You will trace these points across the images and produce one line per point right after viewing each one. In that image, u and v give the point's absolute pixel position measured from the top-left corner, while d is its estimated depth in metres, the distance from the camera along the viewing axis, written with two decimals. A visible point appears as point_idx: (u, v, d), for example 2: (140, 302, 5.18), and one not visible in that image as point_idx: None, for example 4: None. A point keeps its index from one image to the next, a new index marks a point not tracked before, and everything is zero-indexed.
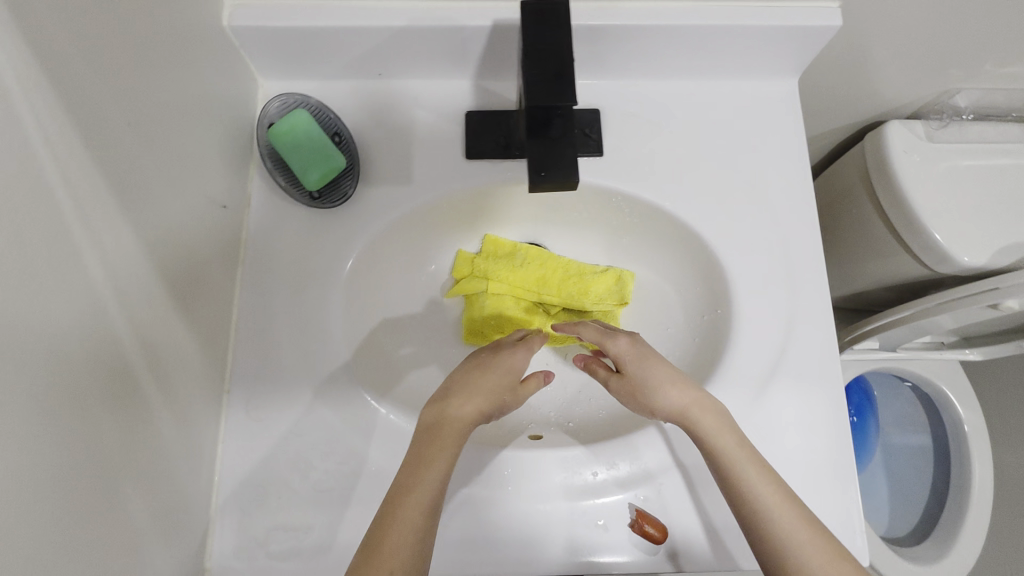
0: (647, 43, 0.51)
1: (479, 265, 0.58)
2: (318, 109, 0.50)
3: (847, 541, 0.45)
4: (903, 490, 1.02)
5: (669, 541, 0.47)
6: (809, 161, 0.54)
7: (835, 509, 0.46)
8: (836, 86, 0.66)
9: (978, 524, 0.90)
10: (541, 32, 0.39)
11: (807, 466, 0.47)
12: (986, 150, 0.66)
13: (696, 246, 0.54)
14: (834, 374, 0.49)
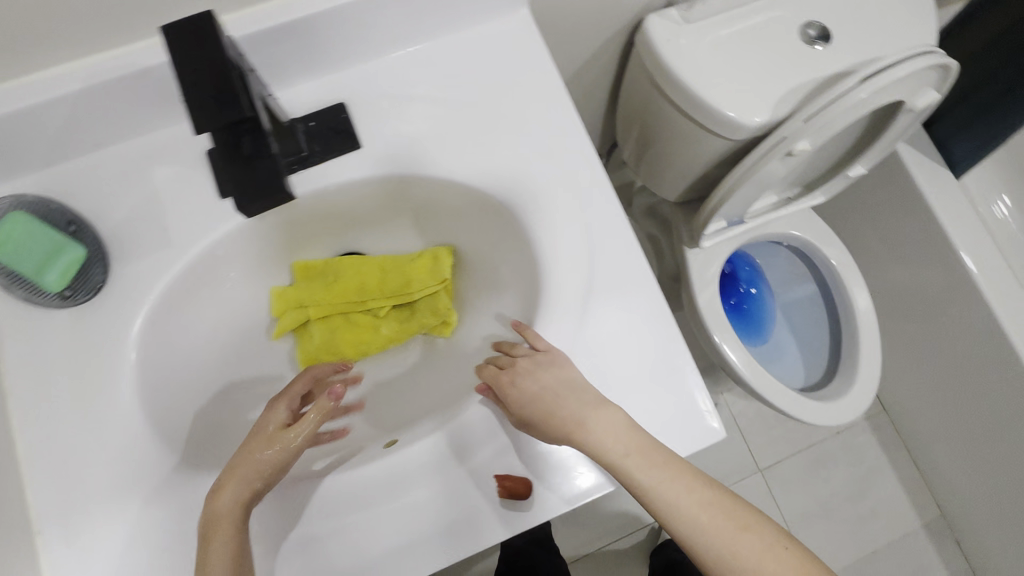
0: (353, 21, 0.49)
1: (292, 295, 0.56)
2: (36, 203, 0.45)
3: (699, 419, 0.48)
4: (808, 340, 1.08)
5: (540, 489, 0.46)
6: (561, 80, 0.55)
7: (680, 397, 0.48)
8: (586, 2, 0.67)
9: (870, 344, 0.97)
10: (187, 47, 0.35)
11: (645, 367, 0.48)
12: (737, 15, 0.69)
13: (487, 202, 0.54)
14: (645, 272, 0.51)
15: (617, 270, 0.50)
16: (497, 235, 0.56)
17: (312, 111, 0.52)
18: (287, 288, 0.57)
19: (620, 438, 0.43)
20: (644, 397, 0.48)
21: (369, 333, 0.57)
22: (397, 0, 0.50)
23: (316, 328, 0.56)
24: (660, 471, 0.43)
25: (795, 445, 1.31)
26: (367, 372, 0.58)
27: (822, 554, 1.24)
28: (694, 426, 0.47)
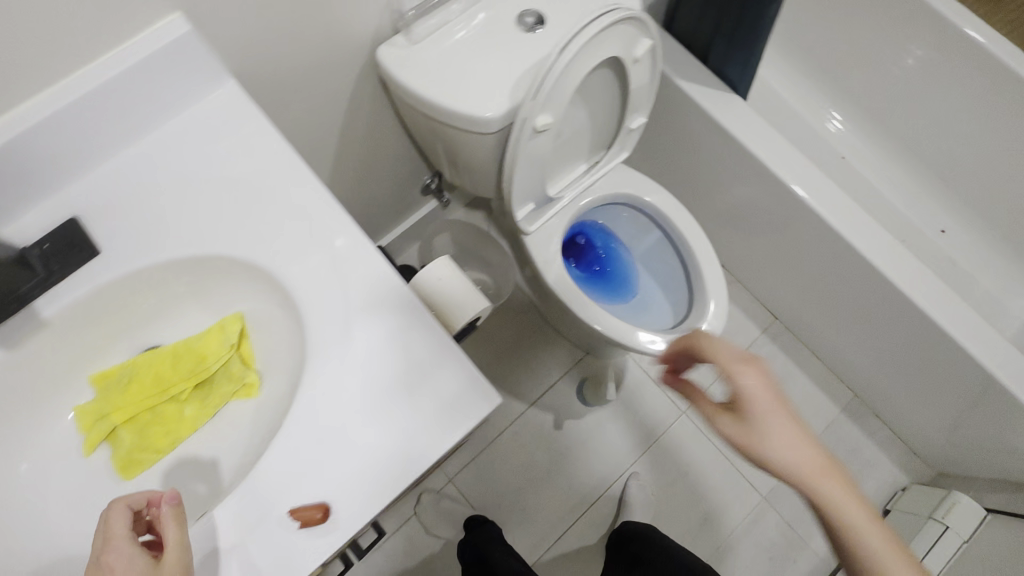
0: (51, 142, 0.54)
1: (93, 408, 0.57)
2: None
3: (476, 397, 0.51)
4: (667, 281, 1.16)
5: (335, 513, 0.48)
6: (281, 134, 0.60)
7: (454, 384, 0.51)
8: (316, 55, 0.72)
9: (711, 270, 1.06)
10: None
11: (415, 367, 0.52)
12: (457, 23, 0.75)
13: (242, 264, 0.57)
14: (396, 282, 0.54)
15: (368, 289, 0.54)
16: (265, 289, 0.59)
17: (49, 232, 0.55)
18: (86, 403, 0.58)
19: (796, 452, 0.55)
20: (420, 395, 0.51)
21: (180, 420, 0.58)
22: (88, 112, 0.55)
23: (128, 433, 0.57)
24: (837, 487, 0.55)
25: (708, 377, 1.39)
26: (187, 456, 0.58)
27: (760, 467, 1.32)
28: (472, 406, 0.50)
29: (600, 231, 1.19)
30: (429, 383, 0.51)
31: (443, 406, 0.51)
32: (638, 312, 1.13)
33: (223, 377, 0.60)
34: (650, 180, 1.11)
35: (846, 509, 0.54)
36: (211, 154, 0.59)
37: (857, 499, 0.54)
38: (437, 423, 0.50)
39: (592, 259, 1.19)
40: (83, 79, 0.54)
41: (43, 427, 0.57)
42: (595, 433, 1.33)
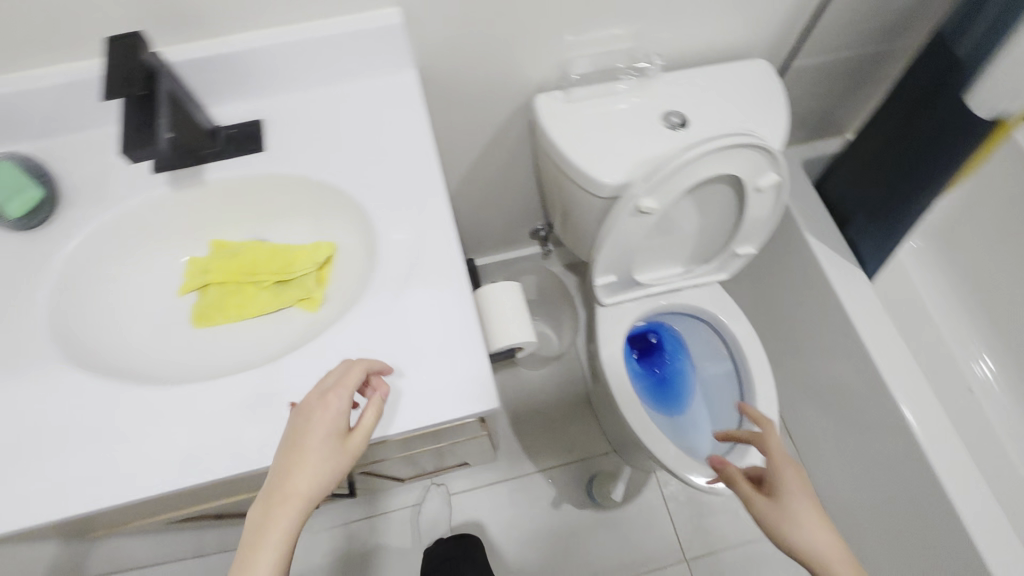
0: (270, 63, 0.67)
1: (210, 268, 0.69)
2: (24, 159, 0.64)
3: (467, 347, 0.58)
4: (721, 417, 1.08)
5: None
6: (425, 114, 0.71)
7: (459, 331, 0.59)
8: (487, 75, 0.82)
9: (767, 428, 0.99)
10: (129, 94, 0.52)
11: (439, 308, 0.60)
12: (612, 99, 0.84)
13: (338, 192, 0.67)
14: (452, 240, 0.63)
15: (435, 254, 0.62)
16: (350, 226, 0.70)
17: (236, 123, 0.69)
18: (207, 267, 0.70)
19: None
20: (432, 337, 0.58)
21: (229, 283, 0.69)
22: (300, 61, 0.67)
23: (228, 288, 0.69)
24: None
25: None
26: (255, 332, 0.68)
27: None
28: (463, 351, 0.58)
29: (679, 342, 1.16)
30: (443, 330, 0.59)
31: (448, 372, 0.57)
32: (680, 430, 1.08)
33: (311, 254, 0.69)
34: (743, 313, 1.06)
35: (806, 521, 0.56)
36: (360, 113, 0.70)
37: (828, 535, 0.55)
38: (430, 362, 0.57)
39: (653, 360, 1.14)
40: (315, 22, 0.67)
41: (147, 255, 0.70)
42: (587, 542, 1.21)
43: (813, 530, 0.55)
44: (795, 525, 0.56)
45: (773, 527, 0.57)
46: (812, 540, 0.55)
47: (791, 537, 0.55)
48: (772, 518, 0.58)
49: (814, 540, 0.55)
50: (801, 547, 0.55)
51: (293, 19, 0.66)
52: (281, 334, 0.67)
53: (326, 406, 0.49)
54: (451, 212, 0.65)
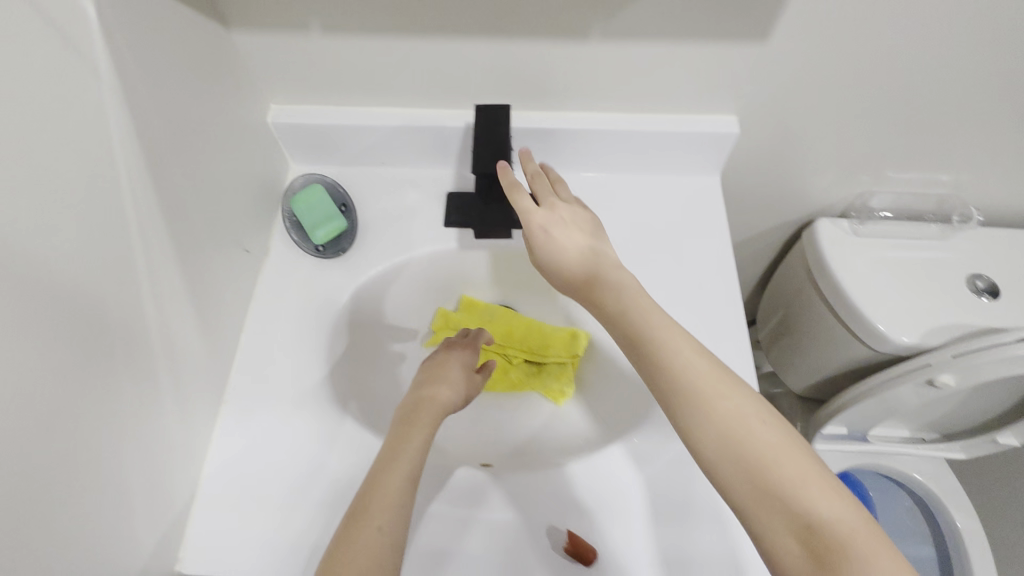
0: (588, 145, 0.64)
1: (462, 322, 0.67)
2: (331, 184, 0.65)
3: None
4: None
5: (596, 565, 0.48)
6: (728, 226, 0.64)
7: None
8: (774, 188, 0.75)
9: None
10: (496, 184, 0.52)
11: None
12: (907, 246, 0.75)
13: None
14: (751, 386, 0.54)
15: None
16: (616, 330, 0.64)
17: None
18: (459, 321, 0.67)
19: None
20: (723, 493, 0.51)
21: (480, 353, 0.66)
22: (620, 151, 0.65)
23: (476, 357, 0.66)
24: None
25: None
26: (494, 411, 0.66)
27: None
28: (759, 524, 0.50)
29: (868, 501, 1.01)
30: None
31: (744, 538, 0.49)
32: None
33: (567, 342, 0.66)
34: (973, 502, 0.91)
35: (775, 450, 0.40)
36: (660, 211, 0.66)
37: (782, 430, 0.41)
38: (720, 520, 0.49)
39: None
40: (643, 116, 0.63)
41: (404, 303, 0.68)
42: None
43: (694, 358, 0.44)
44: (712, 402, 0.42)
45: (628, 311, 0.47)
46: (761, 453, 0.40)
47: (681, 374, 0.43)
48: (549, 237, 0.52)
49: (760, 445, 0.40)
50: (757, 453, 0.40)
51: (623, 106, 0.62)
52: (522, 425, 0.64)
53: (443, 370, 0.55)
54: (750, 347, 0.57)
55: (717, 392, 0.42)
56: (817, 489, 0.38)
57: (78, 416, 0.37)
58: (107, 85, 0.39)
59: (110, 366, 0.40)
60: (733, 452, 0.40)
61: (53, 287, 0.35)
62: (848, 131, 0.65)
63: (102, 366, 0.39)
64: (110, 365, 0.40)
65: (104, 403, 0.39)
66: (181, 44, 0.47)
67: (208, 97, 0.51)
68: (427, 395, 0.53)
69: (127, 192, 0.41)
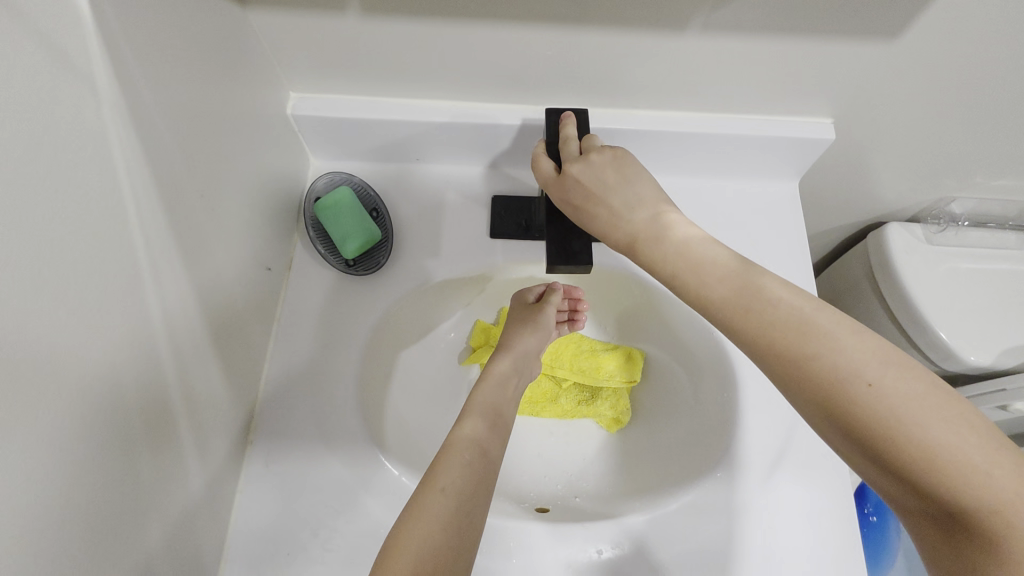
0: (655, 146, 0.56)
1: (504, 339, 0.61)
2: (361, 186, 0.56)
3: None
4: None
5: None
6: (807, 240, 0.58)
7: (844, 556, 0.47)
8: (846, 190, 0.68)
9: None
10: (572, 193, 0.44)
11: (818, 515, 0.48)
12: (985, 256, 0.69)
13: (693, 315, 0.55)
14: None
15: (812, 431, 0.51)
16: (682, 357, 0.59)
17: None
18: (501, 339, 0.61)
19: None
20: (803, 544, 0.47)
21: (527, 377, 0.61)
22: (690, 155, 0.58)
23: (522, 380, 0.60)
24: None
25: None
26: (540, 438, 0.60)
27: None
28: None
29: None
30: (822, 547, 0.47)
31: None
32: None
33: (622, 365, 0.60)
34: None
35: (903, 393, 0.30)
36: (730, 222, 0.59)
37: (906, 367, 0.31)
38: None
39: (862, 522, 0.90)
40: (718, 117, 0.56)
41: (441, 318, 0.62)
42: None
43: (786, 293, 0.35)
44: (829, 339, 0.33)
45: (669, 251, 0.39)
46: (870, 383, 0.31)
47: (784, 339, 0.34)
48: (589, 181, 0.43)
49: (892, 392, 0.30)
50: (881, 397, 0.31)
51: (698, 103, 0.55)
52: (571, 453, 0.59)
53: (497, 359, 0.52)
54: None
55: (804, 325, 0.33)
56: (946, 420, 0.29)
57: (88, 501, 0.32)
58: (110, 105, 0.32)
59: (126, 431, 0.35)
60: (833, 395, 0.32)
61: (57, 369, 0.29)
62: (946, 136, 0.57)
63: (111, 438, 0.33)
64: (122, 433, 0.34)
65: (122, 480, 0.35)
66: (192, 35, 0.39)
67: (221, 91, 0.43)
68: (453, 430, 0.44)
69: (135, 224, 0.34)
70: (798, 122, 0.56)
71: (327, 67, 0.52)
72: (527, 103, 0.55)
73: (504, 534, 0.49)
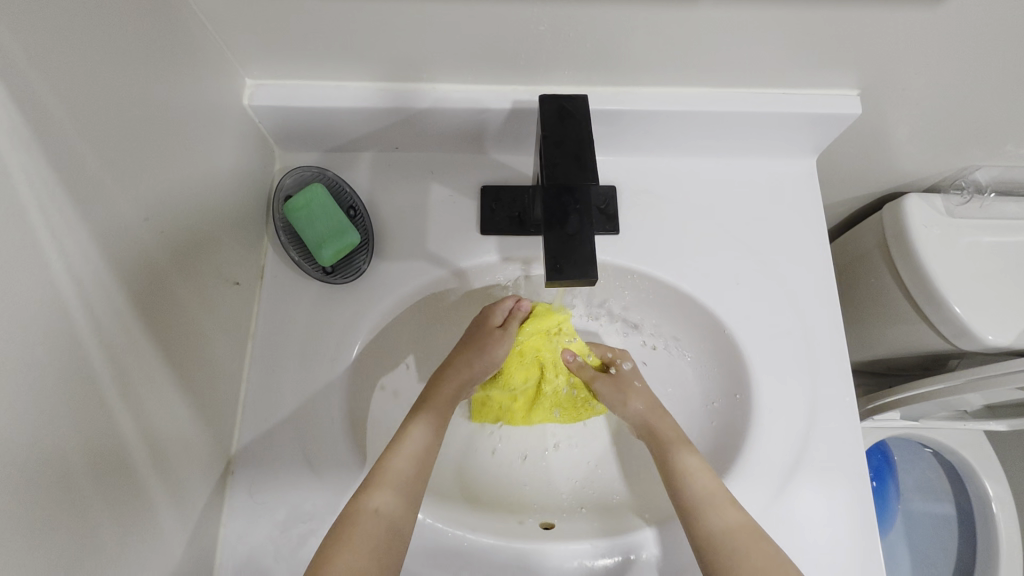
0: (659, 127, 0.51)
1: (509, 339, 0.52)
2: (335, 182, 0.50)
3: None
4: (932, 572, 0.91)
5: None
6: (826, 225, 0.54)
7: (860, 568, 0.46)
8: (863, 163, 0.63)
9: None
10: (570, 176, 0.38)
11: (833, 527, 0.47)
12: (1009, 228, 0.64)
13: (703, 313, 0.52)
14: (850, 432, 0.49)
15: (830, 436, 0.49)
16: (691, 357, 0.56)
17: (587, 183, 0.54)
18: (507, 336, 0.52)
19: None
20: (821, 551, 0.46)
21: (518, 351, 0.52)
22: (699, 135, 0.52)
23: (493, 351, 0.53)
24: None
25: None
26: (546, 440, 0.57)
27: None
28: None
29: (891, 462, 0.92)
30: (836, 561, 0.46)
31: None
32: None
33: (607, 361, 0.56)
34: (1007, 472, 0.89)
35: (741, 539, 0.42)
36: (745, 207, 0.54)
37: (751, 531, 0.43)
38: None
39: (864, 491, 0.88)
40: (730, 91, 0.50)
41: None
42: None
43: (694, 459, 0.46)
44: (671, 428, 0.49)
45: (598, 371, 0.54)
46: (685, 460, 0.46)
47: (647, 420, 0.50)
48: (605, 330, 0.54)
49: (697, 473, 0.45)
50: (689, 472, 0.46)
51: (706, 78, 0.49)
52: (578, 458, 0.56)
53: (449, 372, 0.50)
54: (851, 383, 0.50)
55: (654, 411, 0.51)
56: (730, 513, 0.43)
57: None
58: (5, 134, 0.26)
59: (74, 494, 0.31)
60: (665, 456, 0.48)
61: None
62: (978, 104, 0.52)
63: (53, 507, 0.29)
64: (67, 499, 0.30)
65: (78, 551, 0.31)
66: (110, 31, 0.32)
67: (158, 89, 0.37)
68: (362, 505, 0.42)
69: (57, 262, 0.29)
70: (817, 95, 0.51)
71: (284, 51, 0.46)
72: (517, 82, 0.49)
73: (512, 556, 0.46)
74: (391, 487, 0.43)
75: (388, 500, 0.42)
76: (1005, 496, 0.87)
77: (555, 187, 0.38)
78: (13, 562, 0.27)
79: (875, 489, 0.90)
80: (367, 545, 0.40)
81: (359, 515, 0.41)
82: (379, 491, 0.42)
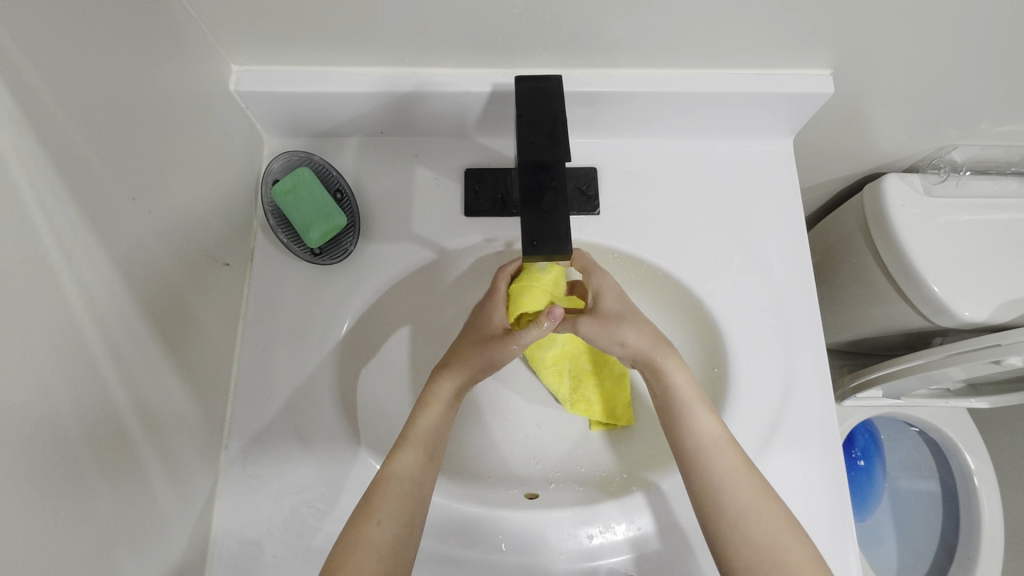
0: (637, 108, 0.52)
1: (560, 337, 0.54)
2: (321, 166, 0.52)
3: (840, 558, 0.47)
4: (915, 547, 0.94)
5: None
6: (801, 203, 0.55)
7: (831, 533, 0.48)
8: (843, 143, 0.64)
9: None
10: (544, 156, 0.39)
11: (806, 495, 0.48)
12: (985, 206, 0.66)
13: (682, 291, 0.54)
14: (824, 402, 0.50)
15: (805, 407, 0.50)
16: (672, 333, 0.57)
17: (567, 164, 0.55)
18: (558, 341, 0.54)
19: None
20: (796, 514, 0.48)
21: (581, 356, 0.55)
22: (675, 115, 0.53)
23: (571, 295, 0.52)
24: None
25: None
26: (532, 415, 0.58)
27: None
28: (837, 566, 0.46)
29: (877, 440, 0.94)
30: (807, 528, 0.48)
31: None
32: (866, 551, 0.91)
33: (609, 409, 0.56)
34: (988, 448, 0.91)
35: (718, 455, 0.44)
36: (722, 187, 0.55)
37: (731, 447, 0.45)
38: None
39: (849, 467, 0.90)
40: (706, 73, 0.52)
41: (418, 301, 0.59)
42: None
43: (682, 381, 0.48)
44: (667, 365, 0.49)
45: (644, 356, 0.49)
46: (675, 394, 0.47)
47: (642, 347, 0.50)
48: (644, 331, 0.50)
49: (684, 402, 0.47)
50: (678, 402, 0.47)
51: (683, 59, 0.50)
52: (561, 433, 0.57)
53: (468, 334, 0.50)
54: (825, 356, 0.52)
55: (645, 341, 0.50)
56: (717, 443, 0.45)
57: (32, 539, 0.30)
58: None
59: (73, 458, 0.33)
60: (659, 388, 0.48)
61: None
62: (951, 82, 0.53)
63: (53, 471, 0.31)
64: (66, 464, 0.32)
65: (77, 515, 0.33)
66: (95, 16, 0.33)
67: (145, 74, 0.38)
68: (392, 467, 0.43)
69: (51, 239, 0.31)
70: (792, 76, 0.52)
71: (270, 37, 0.47)
72: (498, 65, 0.50)
73: (498, 525, 0.48)
74: (419, 446, 0.45)
75: (414, 457, 0.44)
76: (988, 473, 0.89)
77: (530, 166, 0.39)
78: (16, 519, 0.29)
79: (861, 467, 0.92)
80: (400, 501, 0.42)
81: (391, 480, 0.43)
82: (407, 451, 0.44)
